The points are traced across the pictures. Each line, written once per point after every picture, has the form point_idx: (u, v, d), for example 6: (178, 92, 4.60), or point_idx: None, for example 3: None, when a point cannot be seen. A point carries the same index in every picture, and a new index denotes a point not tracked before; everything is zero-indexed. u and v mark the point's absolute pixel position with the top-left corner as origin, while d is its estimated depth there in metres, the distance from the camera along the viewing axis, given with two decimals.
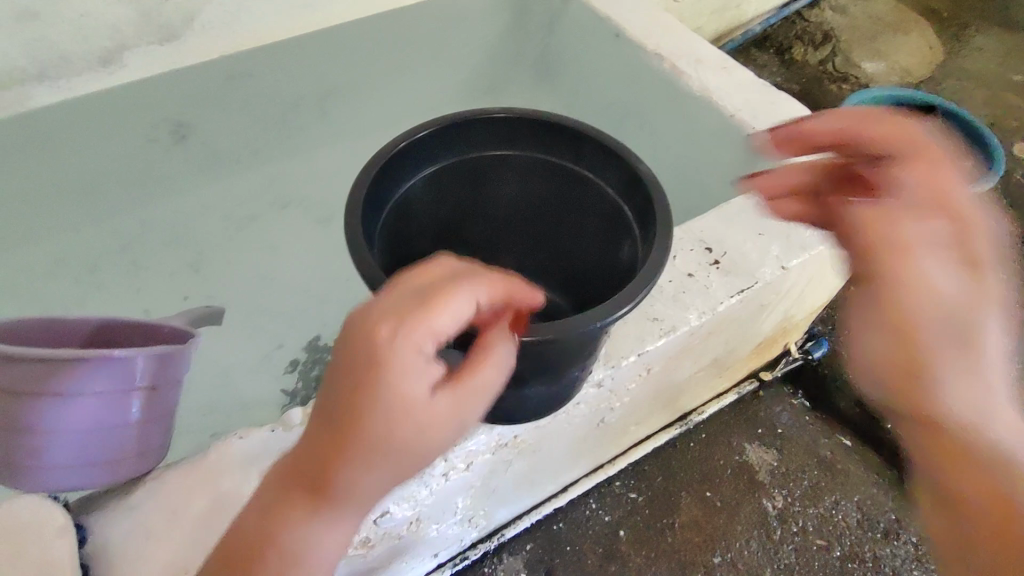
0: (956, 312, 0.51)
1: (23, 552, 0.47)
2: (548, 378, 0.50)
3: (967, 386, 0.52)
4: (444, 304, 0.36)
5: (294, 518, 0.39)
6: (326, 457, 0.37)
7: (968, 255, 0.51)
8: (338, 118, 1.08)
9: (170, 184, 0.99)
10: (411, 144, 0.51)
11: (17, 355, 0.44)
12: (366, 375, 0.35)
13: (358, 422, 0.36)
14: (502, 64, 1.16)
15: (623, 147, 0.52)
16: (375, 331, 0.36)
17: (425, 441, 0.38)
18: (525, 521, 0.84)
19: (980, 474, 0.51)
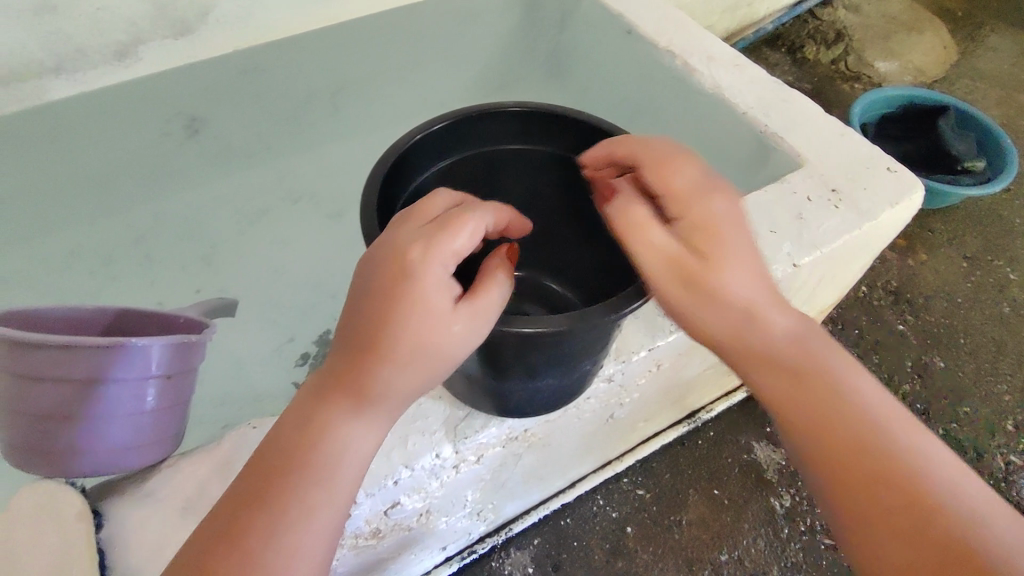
0: (748, 295, 0.43)
1: (43, 537, 0.48)
2: (560, 370, 0.50)
3: (804, 377, 0.44)
4: (465, 219, 0.40)
5: (325, 421, 0.39)
6: (360, 357, 0.39)
7: (720, 227, 0.43)
8: (349, 113, 1.08)
9: (182, 177, 0.99)
10: (427, 136, 0.51)
11: (39, 342, 0.44)
12: (397, 280, 0.38)
13: (391, 319, 0.38)
14: (514, 60, 1.16)
15: None
16: (403, 243, 0.39)
17: (454, 341, 0.40)
18: (532, 516, 0.84)
19: (866, 471, 0.41)
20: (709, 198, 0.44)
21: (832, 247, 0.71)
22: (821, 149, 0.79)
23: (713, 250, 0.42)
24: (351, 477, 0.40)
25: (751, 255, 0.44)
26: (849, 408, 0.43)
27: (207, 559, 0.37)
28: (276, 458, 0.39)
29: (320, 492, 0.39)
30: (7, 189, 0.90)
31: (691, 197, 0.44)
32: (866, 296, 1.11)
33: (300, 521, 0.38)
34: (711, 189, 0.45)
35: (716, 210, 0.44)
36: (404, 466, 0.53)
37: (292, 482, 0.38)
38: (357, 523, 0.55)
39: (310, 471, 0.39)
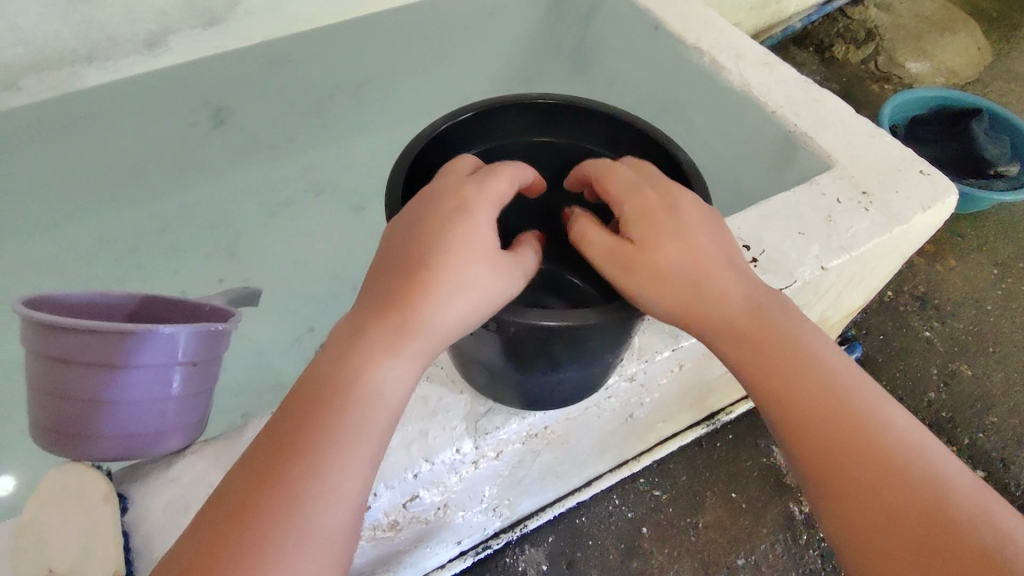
0: (702, 275, 0.44)
1: (70, 517, 0.49)
2: (583, 362, 0.50)
3: (770, 355, 0.44)
4: (506, 169, 0.45)
5: (367, 353, 0.40)
6: (406, 288, 0.41)
7: (658, 215, 0.44)
8: (373, 106, 1.08)
9: (207, 167, 1.00)
10: (452, 126, 0.51)
11: (72, 326, 0.46)
12: (448, 218, 0.42)
13: (441, 251, 0.41)
14: (538, 55, 1.15)
15: (663, 134, 0.51)
16: (451, 189, 0.43)
17: (498, 276, 0.42)
18: (547, 514, 0.84)
19: (845, 446, 0.41)
20: (645, 189, 0.45)
21: (861, 250, 0.69)
22: (852, 150, 0.77)
23: (648, 237, 0.44)
24: (391, 410, 0.40)
25: (702, 238, 0.45)
26: (823, 384, 0.43)
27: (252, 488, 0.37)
28: (318, 389, 0.40)
29: (363, 421, 0.39)
30: (39, 176, 0.91)
31: (629, 191, 0.46)
32: (891, 301, 1.09)
33: (345, 448, 0.38)
34: (655, 182, 0.46)
35: (652, 200, 0.45)
36: (425, 459, 0.53)
37: (336, 411, 0.39)
38: (375, 514, 0.55)
39: (353, 399, 0.39)
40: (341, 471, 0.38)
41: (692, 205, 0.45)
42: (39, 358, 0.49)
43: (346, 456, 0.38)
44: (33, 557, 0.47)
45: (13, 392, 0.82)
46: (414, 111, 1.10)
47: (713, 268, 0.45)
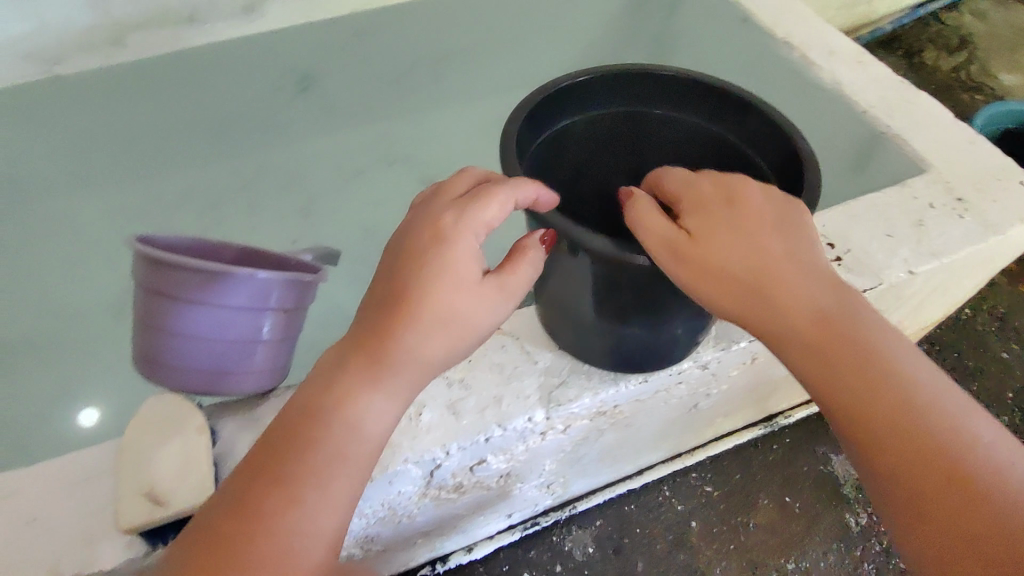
0: (766, 276, 0.43)
1: (164, 441, 0.49)
2: (648, 319, 0.50)
3: (839, 370, 0.41)
4: (497, 189, 0.41)
5: (347, 389, 0.40)
6: (385, 324, 0.41)
7: (714, 209, 0.44)
8: (450, 82, 1.09)
9: (289, 131, 1.03)
10: (583, 81, 0.52)
11: (184, 263, 0.48)
12: (424, 253, 0.41)
13: (418, 290, 0.40)
14: (618, 42, 1.13)
15: (790, 122, 0.49)
16: (435, 217, 0.42)
17: (479, 313, 0.42)
18: (597, 498, 0.85)
19: (931, 467, 0.39)
20: (703, 183, 0.45)
21: (953, 257, 0.66)
22: (947, 155, 0.74)
23: (706, 228, 0.43)
24: (372, 442, 0.41)
25: (767, 234, 0.43)
26: (903, 399, 0.41)
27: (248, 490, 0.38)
28: (295, 418, 0.40)
29: (341, 453, 0.39)
30: (139, 129, 0.97)
31: (686, 186, 0.45)
32: (968, 319, 1.04)
33: (324, 483, 0.38)
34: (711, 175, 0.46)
35: (708, 192, 0.44)
36: (498, 424, 0.54)
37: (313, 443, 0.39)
38: (443, 472, 0.56)
39: (336, 430, 0.40)
40: (320, 502, 0.38)
41: (751, 198, 0.44)
42: (147, 291, 0.52)
43: (320, 489, 0.38)
44: (126, 476, 0.47)
45: (99, 331, 0.86)
46: (488, 89, 1.10)
47: (779, 267, 0.43)
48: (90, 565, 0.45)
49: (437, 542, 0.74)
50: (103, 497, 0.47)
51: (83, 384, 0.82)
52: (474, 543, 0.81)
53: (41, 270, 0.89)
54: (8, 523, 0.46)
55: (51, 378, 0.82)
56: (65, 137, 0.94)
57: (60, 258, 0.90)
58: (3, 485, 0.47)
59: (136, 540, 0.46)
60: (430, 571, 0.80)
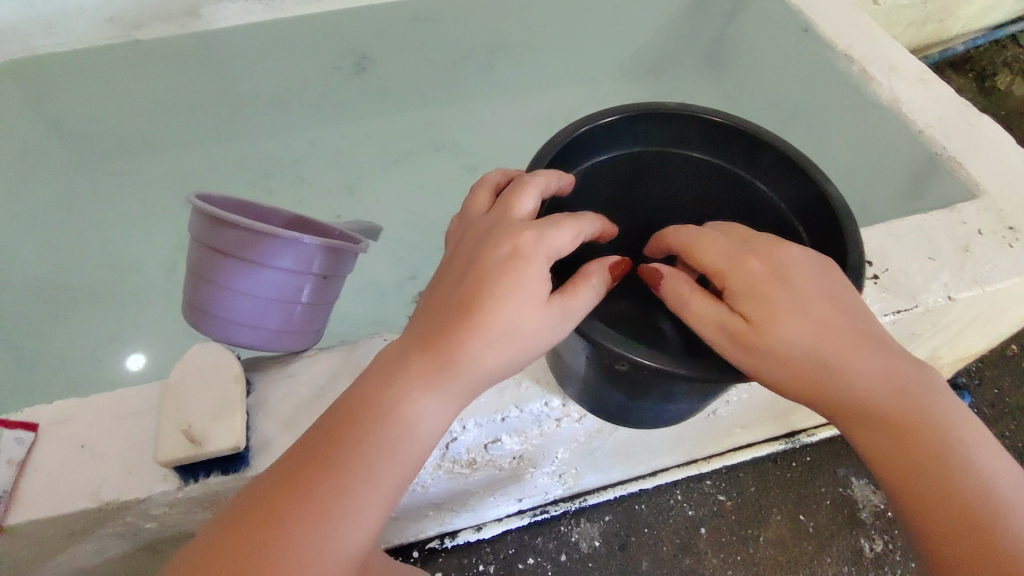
0: (834, 341, 0.40)
1: (205, 389, 0.52)
2: (697, 395, 0.49)
3: (896, 434, 0.40)
4: (569, 222, 0.42)
5: (405, 393, 0.40)
6: (450, 333, 0.40)
7: (764, 287, 0.41)
8: (501, 73, 1.11)
9: (341, 110, 1.06)
10: (586, 132, 0.51)
11: (237, 222, 0.51)
12: (499, 267, 0.40)
13: (491, 300, 0.40)
14: (672, 45, 1.14)
15: (805, 159, 0.50)
16: (514, 232, 0.41)
17: (539, 329, 0.41)
18: (608, 493, 0.86)
19: (989, 537, 0.37)
20: (747, 259, 0.42)
21: (997, 287, 0.64)
22: (1005, 182, 0.72)
23: (765, 310, 0.41)
24: (424, 446, 0.41)
25: (827, 310, 0.41)
26: (959, 467, 0.39)
27: (291, 480, 0.39)
28: (359, 414, 0.40)
29: (384, 459, 0.39)
30: (199, 96, 1.01)
31: (729, 262, 0.43)
32: (1015, 357, 1.00)
33: (376, 476, 0.39)
34: (755, 246, 0.43)
35: (758, 270, 0.42)
36: (515, 405, 0.56)
37: (358, 444, 0.39)
38: (458, 446, 0.58)
39: (390, 433, 0.40)
40: (367, 499, 0.39)
41: (805, 270, 0.42)
42: (203, 247, 0.55)
43: (368, 491, 0.39)
44: (172, 414, 0.51)
45: (151, 284, 0.92)
46: (535, 84, 1.13)
47: (846, 333, 0.41)
48: (127, 494, 0.50)
49: (447, 517, 0.77)
50: (149, 432, 0.52)
51: (133, 331, 0.87)
52: (483, 523, 0.83)
53: (109, 224, 0.95)
54: (61, 446, 0.51)
55: (105, 322, 0.88)
56: (133, 99, 0.99)
57: (123, 213, 0.96)
58: (58, 412, 0.53)
59: (170, 476, 0.51)
60: (438, 545, 0.82)
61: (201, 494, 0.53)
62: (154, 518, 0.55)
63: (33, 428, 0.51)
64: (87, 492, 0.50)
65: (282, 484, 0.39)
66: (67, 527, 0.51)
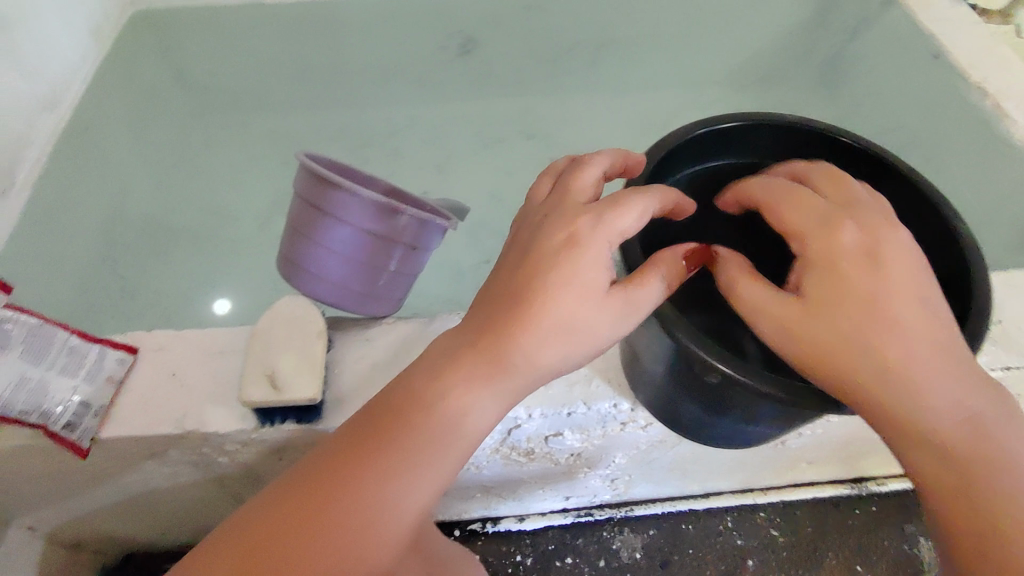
0: (915, 346, 0.37)
1: (288, 338, 0.54)
2: (779, 422, 0.47)
3: (955, 455, 0.37)
4: (636, 198, 0.40)
5: (456, 385, 0.40)
6: (504, 327, 0.40)
7: (843, 266, 0.38)
8: (603, 70, 1.10)
9: (440, 89, 1.09)
10: (701, 135, 0.50)
11: (338, 182, 0.53)
12: (554, 255, 0.40)
13: (546, 292, 0.39)
14: (783, 58, 1.10)
15: (936, 191, 0.47)
16: (572, 218, 0.41)
17: (598, 322, 0.40)
18: (656, 507, 0.84)
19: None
20: (840, 226, 0.39)
21: None
22: None
23: (827, 295, 0.38)
24: (472, 439, 0.41)
25: (904, 308, 0.38)
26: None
27: (342, 457, 0.40)
28: (408, 404, 0.40)
29: (432, 449, 0.40)
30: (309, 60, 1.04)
31: (817, 226, 0.39)
32: None
33: (425, 463, 0.39)
34: (851, 216, 0.40)
35: (846, 246, 0.39)
36: (583, 402, 0.55)
37: (406, 433, 0.40)
38: (519, 433, 0.58)
39: (439, 424, 0.40)
40: (415, 483, 0.39)
41: (897, 261, 0.39)
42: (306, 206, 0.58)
43: (415, 476, 0.39)
44: (258, 358, 0.53)
45: (247, 234, 0.97)
46: (635, 84, 1.12)
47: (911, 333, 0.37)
48: (208, 426, 0.53)
49: (493, 502, 0.77)
50: (234, 371, 0.55)
51: (222, 277, 0.92)
52: (526, 515, 0.83)
53: (218, 173, 1.02)
54: (155, 372, 0.55)
55: (197, 266, 0.93)
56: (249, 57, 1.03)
57: (232, 162, 1.03)
58: (157, 340, 0.56)
59: (248, 416, 0.53)
60: (479, 528, 0.83)
61: (272, 438, 0.55)
62: (227, 454, 0.58)
63: (132, 353, 0.55)
64: (171, 418, 0.53)
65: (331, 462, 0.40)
66: (151, 448, 0.55)
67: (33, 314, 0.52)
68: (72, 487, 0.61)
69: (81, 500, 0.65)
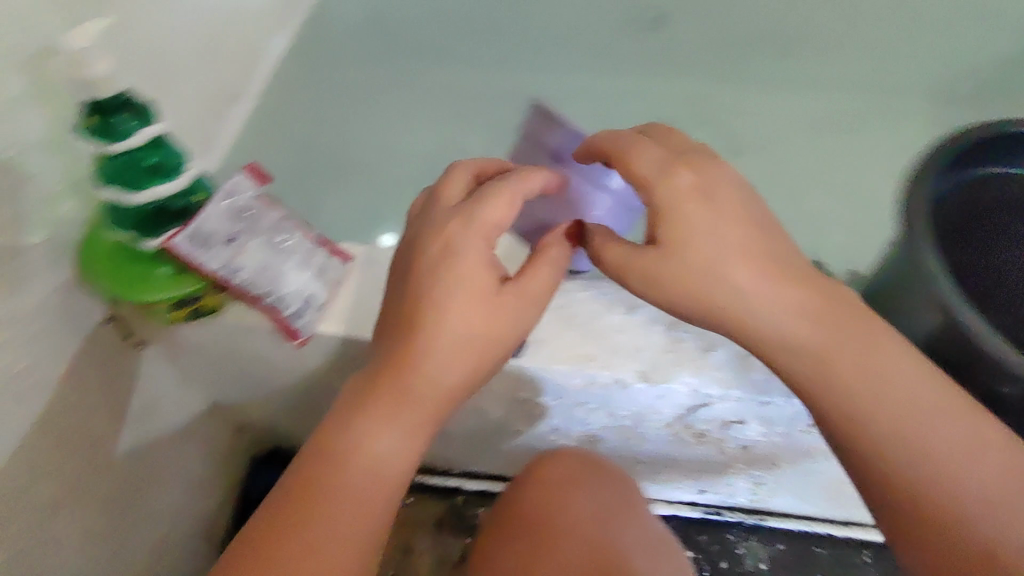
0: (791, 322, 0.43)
1: None
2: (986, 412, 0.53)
3: (833, 405, 0.42)
4: (504, 188, 0.44)
5: (366, 423, 0.42)
6: (397, 361, 0.43)
7: (689, 218, 0.43)
8: (797, 65, 1.02)
9: (618, 62, 1.03)
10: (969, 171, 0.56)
11: None
12: (437, 266, 0.43)
13: (436, 305, 0.43)
14: (1002, 79, 1.00)
15: None
16: (443, 228, 0.44)
17: (497, 322, 0.43)
18: (790, 523, 0.80)
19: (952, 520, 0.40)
20: (680, 178, 0.44)
21: None
22: None
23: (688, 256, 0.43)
24: (394, 471, 0.42)
25: (754, 274, 0.43)
26: (928, 443, 0.41)
27: (273, 523, 0.40)
28: (327, 457, 0.41)
29: (356, 487, 0.41)
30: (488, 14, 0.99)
31: (658, 172, 0.44)
32: None
33: (355, 501, 0.40)
34: (689, 164, 0.44)
35: (685, 191, 0.43)
36: (782, 396, 0.52)
37: (327, 483, 0.41)
38: (699, 414, 0.57)
39: (358, 464, 0.41)
40: (351, 519, 0.40)
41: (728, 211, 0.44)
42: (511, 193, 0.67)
43: (346, 512, 0.40)
44: None
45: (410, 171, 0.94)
46: (830, 84, 1.04)
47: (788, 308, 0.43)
48: None
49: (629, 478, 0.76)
50: None
51: (388, 213, 0.91)
52: (652, 500, 0.81)
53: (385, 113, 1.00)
54: (367, 282, 0.58)
55: (360, 197, 0.91)
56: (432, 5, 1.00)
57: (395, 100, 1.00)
58: (371, 254, 0.60)
59: None
60: None
61: None
62: None
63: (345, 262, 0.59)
64: None
65: (269, 523, 0.40)
66: (352, 350, 0.59)
67: (276, 210, 0.55)
68: (265, 376, 0.67)
69: (265, 385, 0.70)
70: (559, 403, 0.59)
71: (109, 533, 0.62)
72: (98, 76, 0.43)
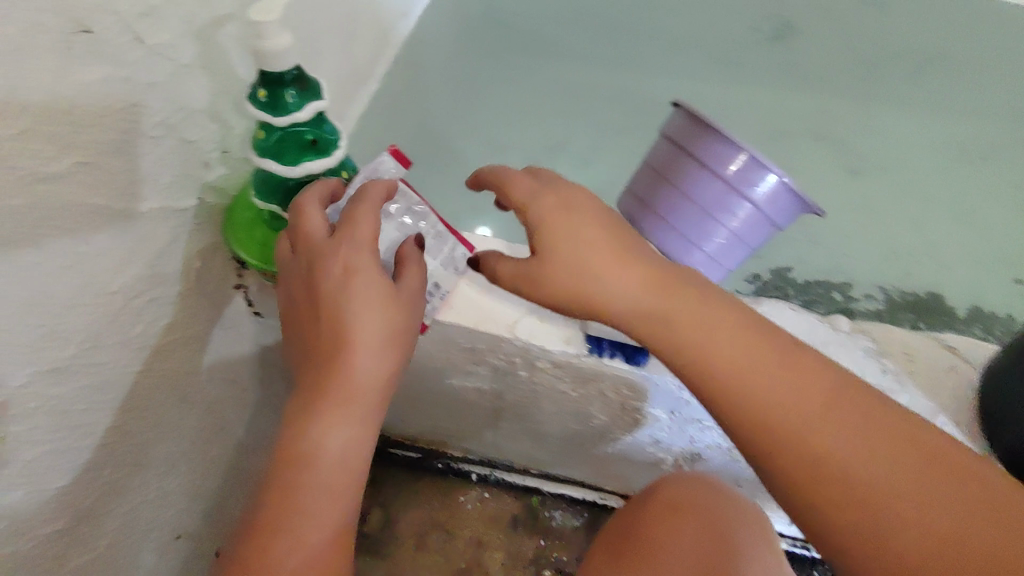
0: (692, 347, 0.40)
1: None
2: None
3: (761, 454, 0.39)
4: (365, 206, 0.43)
5: (313, 429, 0.42)
6: (324, 370, 0.42)
7: (560, 230, 0.42)
8: (924, 84, 1.02)
9: (737, 70, 1.02)
10: None
11: None
12: (337, 286, 0.42)
13: (346, 316, 0.41)
14: None
15: None
16: (324, 253, 0.42)
17: (404, 319, 0.43)
18: None
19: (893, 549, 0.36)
20: (543, 198, 0.43)
21: None
22: None
23: (568, 275, 0.42)
24: (353, 463, 0.43)
25: (635, 293, 0.41)
26: (845, 472, 0.37)
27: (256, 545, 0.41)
28: (286, 472, 0.42)
29: (318, 487, 0.42)
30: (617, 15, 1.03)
31: (532, 194, 0.43)
32: None
33: (325, 504, 0.42)
34: (554, 190, 0.43)
35: (543, 206, 0.42)
36: None
37: (292, 493, 0.41)
38: None
39: (320, 470, 0.42)
40: (325, 518, 0.42)
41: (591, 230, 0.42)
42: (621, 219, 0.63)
43: (316, 515, 0.41)
44: None
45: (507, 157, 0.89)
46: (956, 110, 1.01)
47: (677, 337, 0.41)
48: (536, 338, 0.54)
49: None
50: None
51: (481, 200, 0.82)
52: None
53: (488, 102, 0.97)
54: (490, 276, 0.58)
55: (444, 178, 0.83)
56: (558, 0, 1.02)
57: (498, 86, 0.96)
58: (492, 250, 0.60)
59: (575, 341, 0.54)
60: None
61: (588, 369, 0.55)
62: (531, 372, 0.59)
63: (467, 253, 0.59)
64: (503, 323, 0.55)
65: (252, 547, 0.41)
66: (468, 342, 0.57)
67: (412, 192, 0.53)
68: None
69: None
70: (671, 418, 0.59)
71: (207, 490, 0.65)
72: (273, 49, 0.43)
